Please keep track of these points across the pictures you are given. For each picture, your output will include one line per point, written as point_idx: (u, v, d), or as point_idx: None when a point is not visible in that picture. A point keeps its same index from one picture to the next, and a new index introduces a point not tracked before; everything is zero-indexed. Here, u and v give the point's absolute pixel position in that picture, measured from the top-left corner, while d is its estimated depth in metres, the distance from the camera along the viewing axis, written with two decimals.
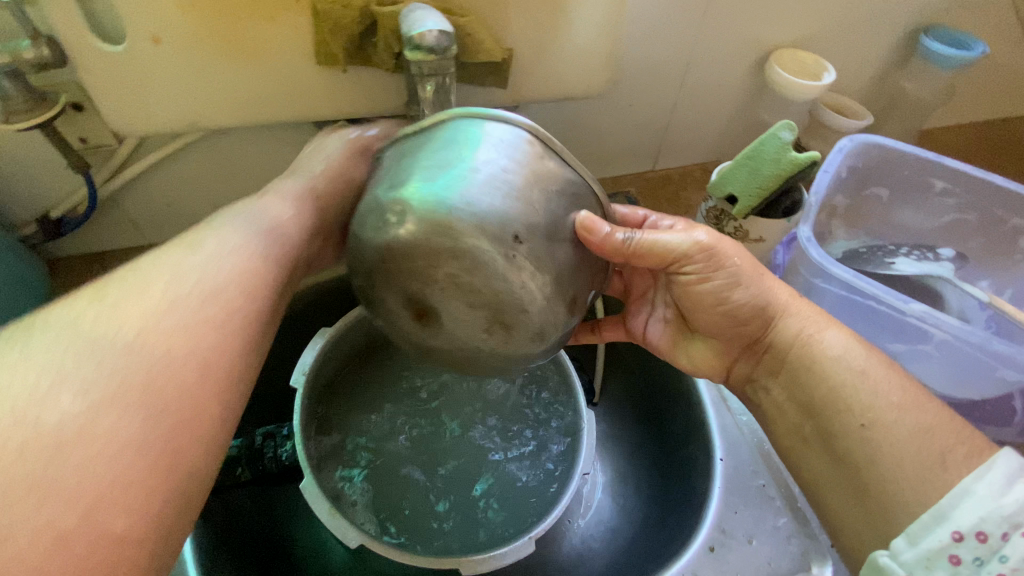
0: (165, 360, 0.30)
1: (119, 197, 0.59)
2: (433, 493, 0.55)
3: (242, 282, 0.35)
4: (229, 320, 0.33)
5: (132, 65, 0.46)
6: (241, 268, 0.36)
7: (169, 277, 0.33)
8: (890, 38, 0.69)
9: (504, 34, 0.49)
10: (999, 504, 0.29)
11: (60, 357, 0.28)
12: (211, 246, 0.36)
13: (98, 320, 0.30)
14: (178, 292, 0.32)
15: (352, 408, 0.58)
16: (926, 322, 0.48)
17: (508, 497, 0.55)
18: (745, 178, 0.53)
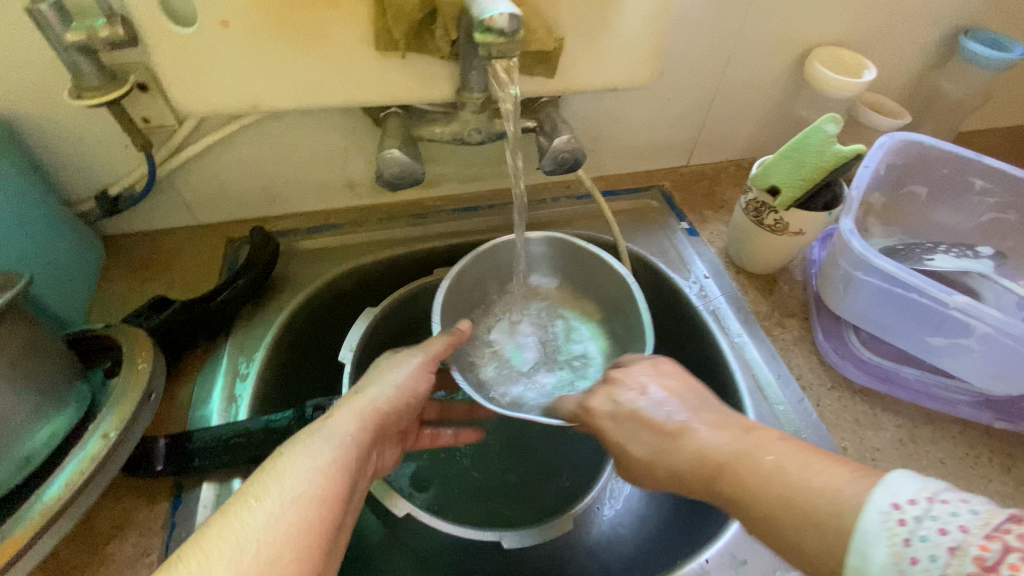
0: (296, 536, 0.32)
1: (174, 177, 0.61)
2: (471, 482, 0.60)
3: (332, 492, 0.35)
4: (321, 516, 0.34)
5: (199, 46, 0.48)
6: (343, 472, 0.37)
7: (271, 491, 0.34)
8: (930, 38, 0.69)
9: (556, 24, 0.50)
10: (871, 570, 0.27)
11: (217, 549, 0.30)
12: (304, 450, 0.37)
13: (247, 522, 0.32)
14: (274, 509, 0.33)
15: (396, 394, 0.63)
16: (968, 314, 0.48)
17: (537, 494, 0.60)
18: (788, 170, 0.53)
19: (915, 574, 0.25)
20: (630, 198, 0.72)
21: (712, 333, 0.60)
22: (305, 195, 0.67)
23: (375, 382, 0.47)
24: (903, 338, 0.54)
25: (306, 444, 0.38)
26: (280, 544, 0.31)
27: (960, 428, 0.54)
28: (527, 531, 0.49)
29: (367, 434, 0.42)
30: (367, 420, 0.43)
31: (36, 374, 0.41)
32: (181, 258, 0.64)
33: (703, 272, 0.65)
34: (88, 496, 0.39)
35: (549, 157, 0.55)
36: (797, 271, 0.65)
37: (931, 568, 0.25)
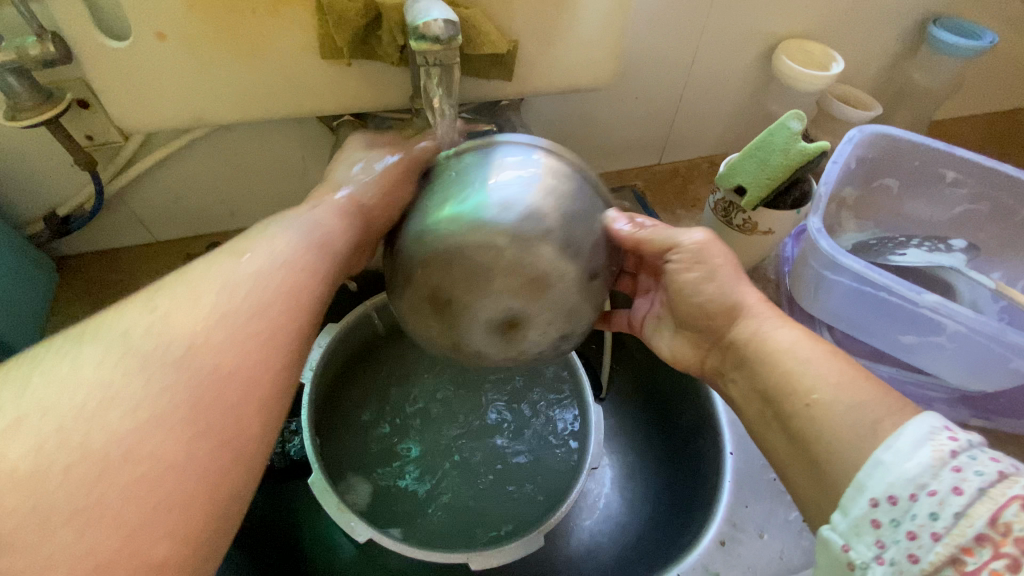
0: (221, 354, 0.30)
1: (126, 195, 0.59)
2: (436, 503, 0.54)
3: (305, 266, 0.36)
4: (290, 281, 0.35)
5: (137, 62, 0.46)
6: (314, 246, 0.38)
7: (224, 269, 0.34)
8: (898, 28, 0.68)
9: (509, 26, 0.49)
10: (904, 469, 0.27)
11: (128, 319, 0.30)
12: (276, 227, 0.38)
13: (157, 306, 0.31)
14: (246, 267, 0.34)
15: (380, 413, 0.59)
16: (939, 313, 0.47)
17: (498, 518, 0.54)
18: (753, 169, 0.52)
19: (952, 479, 0.26)
20: None
21: None
22: (266, 207, 0.65)
23: (348, 181, 0.44)
24: (876, 337, 0.53)
25: (271, 228, 0.38)
26: (195, 340, 0.30)
27: None
28: (498, 550, 0.47)
29: (337, 230, 0.40)
30: (319, 233, 0.39)
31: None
32: (138, 277, 0.62)
33: None
34: None
35: None
36: (770, 270, 0.64)
37: (973, 481, 0.25)
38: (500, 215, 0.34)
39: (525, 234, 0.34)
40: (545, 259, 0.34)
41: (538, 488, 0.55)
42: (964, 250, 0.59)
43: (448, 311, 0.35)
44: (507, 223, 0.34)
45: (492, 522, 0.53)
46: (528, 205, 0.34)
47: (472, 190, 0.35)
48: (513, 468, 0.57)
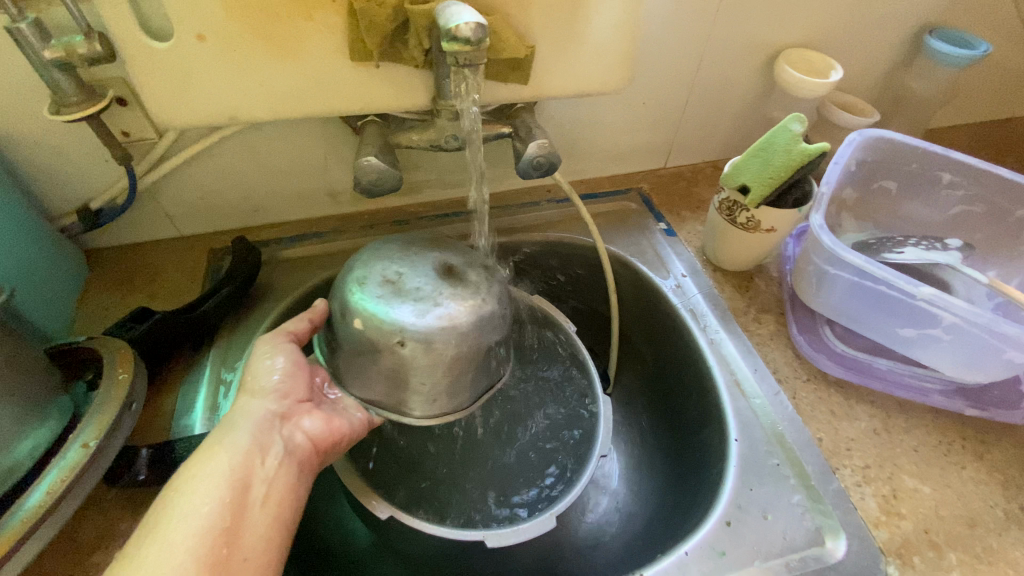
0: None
1: (156, 190, 0.62)
2: (471, 479, 0.59)
3: (232, 502, 0.39)
4: (223, 521, 0.38)
5: (177, 61, 0.49)
6: (241, 478, 0.40)
7: (160, 542, 0.36)
8: (894, 39, 0.71)
9: (527, 32, 0.52)
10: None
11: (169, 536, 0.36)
12: (198, 476, 0.40)
13: None
14: (186, 522, 0.37)
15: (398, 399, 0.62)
16: (936, 306, 0.50)
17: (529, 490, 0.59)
18: (756, 168, 0.54)
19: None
20: (610, 200, 0.73)
21: (689, 331, 0.61)
22: (288, 204, 0.68)
23: (252, 385, 0.47)
24: (876, 331, 0.56)
25: (194, 467, 0.40)
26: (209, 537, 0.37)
27: (933, 417, 0.55)
28: (510, 530, 0.49)
29: (261, 439, 0.43)
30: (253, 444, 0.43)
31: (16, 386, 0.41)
32: (163, 269, 0.65)
33: (681, 271, 0.66)
34: (72, 500, 0.39)
35: (523, 161, 0.55)
36: (773, 268, 0.66)
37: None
38: (390, 308, 0.45)
39: (407, 332, 0.45)
40: (411, 344, 0.45)
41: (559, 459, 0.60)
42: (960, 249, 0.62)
43: (403, 335, 0.45)
44: (402, 314, 0.45)
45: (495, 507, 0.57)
46: (409, 303, 0.45)
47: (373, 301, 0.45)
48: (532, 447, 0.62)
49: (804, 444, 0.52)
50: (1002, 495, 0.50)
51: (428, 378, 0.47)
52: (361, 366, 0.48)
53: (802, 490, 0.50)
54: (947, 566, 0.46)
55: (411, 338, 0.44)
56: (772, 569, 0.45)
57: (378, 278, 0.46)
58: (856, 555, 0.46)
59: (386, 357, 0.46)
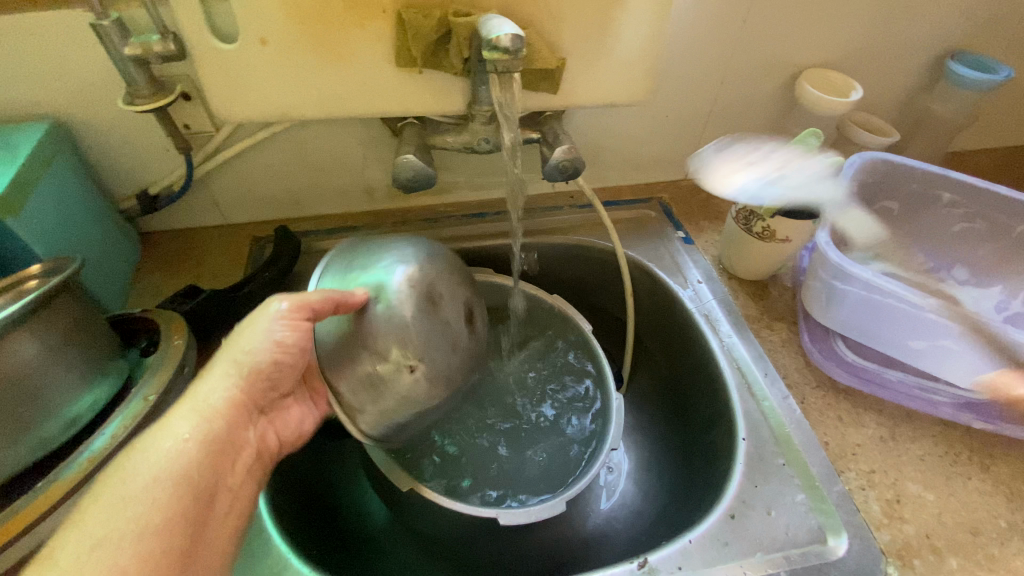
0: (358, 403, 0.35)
1: (208, 180, 0.67)
2: (490, 463, 0.64)
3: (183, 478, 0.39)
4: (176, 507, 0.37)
5: (239, 61, 0.53)
6: (199, 460, 0.40)
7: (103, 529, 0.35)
8: (916, 62, 0.73)
9: (559, 44, 0.55)
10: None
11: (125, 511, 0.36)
12: (155, 443, 0.39)
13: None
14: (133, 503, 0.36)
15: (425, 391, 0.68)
16: (944, 316, 0.51)
17: (542, 476, 0.62)
18: (773, 179, 0.57)
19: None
20: (630, 207, 0.76)
21: (703, 333, 0.63)
22: (326, 198, 0.72)
23: (244, 333, 0.45)
24: (885, 342, 0.57)
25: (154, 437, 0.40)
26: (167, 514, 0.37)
27: (940, 428, 0.56)
28: (525, 510, 0.52)
29: (227, 412, 0.43)
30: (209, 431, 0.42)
31: (83, 344, 0.46)
32: (209, 254, 0.69)
33: (697, 277, 0.68)
34: (131, 448, 0.43)
35: (551, 164, 0.58)
36: (788, 279, 0.68)
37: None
38: (402, 296, 0.47)
39: (395, 353, 0.45)
40: (407, 369, 0.46)
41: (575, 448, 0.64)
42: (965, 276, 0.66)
43: (394, 355, 0.45)
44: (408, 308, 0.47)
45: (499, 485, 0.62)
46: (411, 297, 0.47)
47: (382, 275, 0.48)
48: (551, 437, 0.66)
49: (810, 445, 0.54)
50: (1005, 506, 0.51)
51: (397, 403, 0.46)
52: (342, 356, 0.46)
53: (807, 490, 0.51)
54: (947, 571, 0.47)
55: (414, 358, 0.46)
56: (774, 562, 0.47)
57: (411, 265, 0.49)
58: (856, 553, 0.47)
59: (381, 362, 0.45)
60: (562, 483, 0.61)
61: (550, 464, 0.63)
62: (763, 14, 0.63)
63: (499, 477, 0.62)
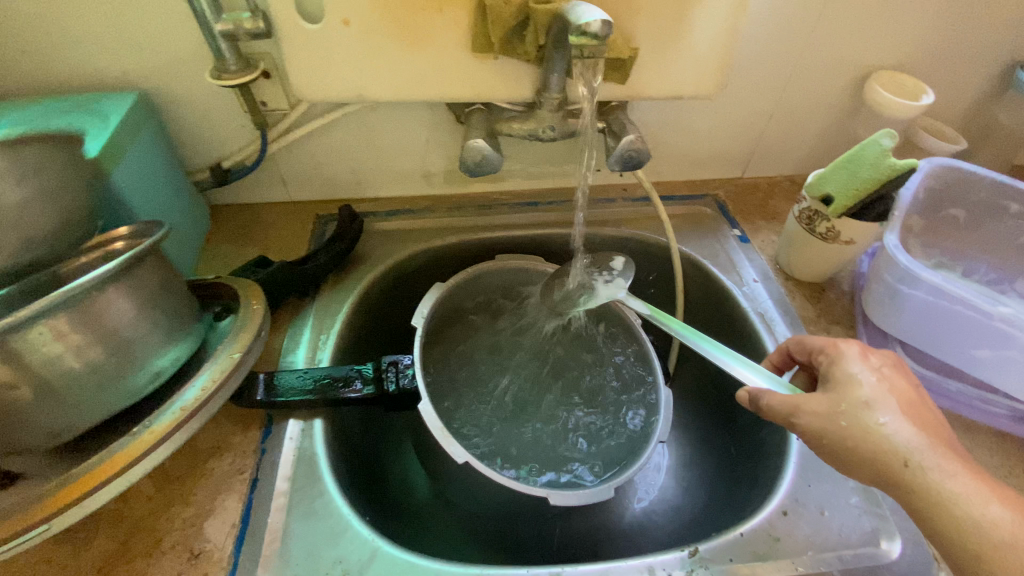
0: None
1: (278, 156, 0.69)
2: (530, 444, 0.63)
3: None
4: None
5: (321, 41, 0.56)
6: None
7: None
8: (993, 68, 0.71)
9: (632, 36, 0.56)
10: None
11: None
12: None
13: None
14: None
15: (466, 371, 0.68)
16: (1015, 327, 0.50)
17: (583, 462, 0.61)
18: (843, 179, 0.56)
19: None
20: (684, 203, 0.76)
21: (757, 333, 0.63)
22: (386, 180, 0.74)
23: None
24: (948, 352, 0.56)
25: None
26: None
27: (1000, 442, 0.55)
28: (573, 493, 0.53)
29: None
30: None
31: (170, 302, 0.46)
32: (274, 228, 0.72)
33: (752, 276, 0.68)
34: (215, 402, 0.46)
35: (617, 155, 0.59)
36: (845, 282, 0.67)
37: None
38: None
39: None
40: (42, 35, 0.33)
41: (618, 435, 0.63)
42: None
43: None
44: None
45: (550, 470, 0.61)
46: None
47: None
48: (594, 424, 0.64)
49: None
50: None
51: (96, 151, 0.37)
52: None
53: (861, 494, 0.51)
54: None
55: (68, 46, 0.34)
56: (826, 561, 0.47)
57: None
58: (910, 558, 0.47)
59: None
60: (604, 469, 0.60)
61: (591, 449, 0.62)
62: (838, 13, 0.63)
63: (540, 460, 0.61)
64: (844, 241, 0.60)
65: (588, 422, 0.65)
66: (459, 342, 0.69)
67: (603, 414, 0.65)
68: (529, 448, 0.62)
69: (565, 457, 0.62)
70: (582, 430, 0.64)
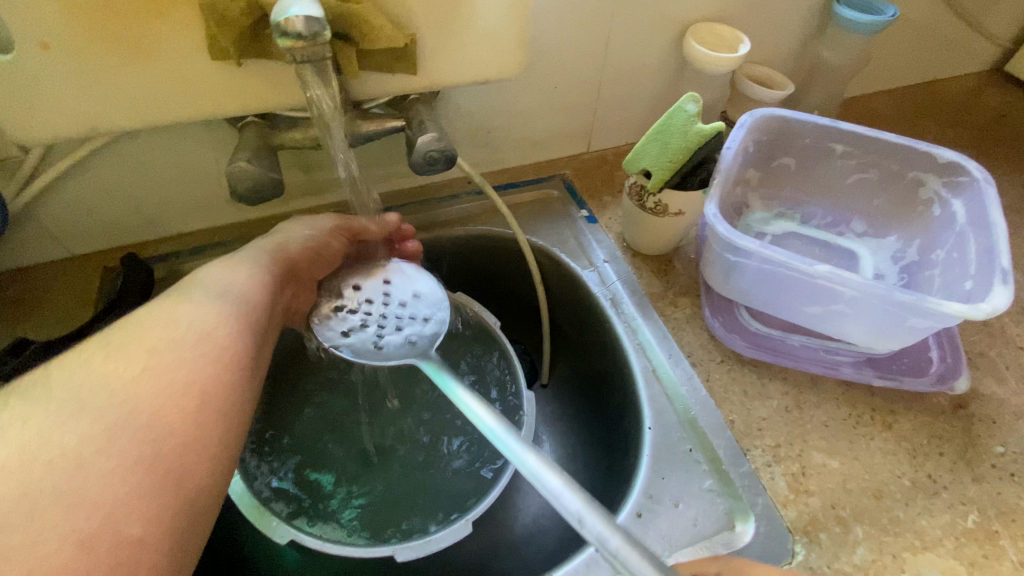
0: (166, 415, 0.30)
1: (35, 210, 0.57)
2: (401, 482, 0.57)
3: None
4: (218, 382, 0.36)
5: (22, 73, 0.45)
6: None
7: None
8: (806, 7, 0.70)
9: (406, 20, 0.49)
10: None
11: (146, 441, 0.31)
12: None
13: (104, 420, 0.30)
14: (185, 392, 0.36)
15: (316, 420, 0.60)
16: (834, 282, 0.49)
17: (456, 490, 0.56)
18: (656, 152, 0.53)
19: None
20: (530, 189, 0.72)
21: (607, 318, 0.60)
22: (188, 214, 0.64)
23: None
24: (786, 312, 0.55)
25: None
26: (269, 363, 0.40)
27: (844, 389, 0.55)
28: (423, 541, 0.48)
29: None
30: None
31: None
32: (52, 296, 0.60)
33: (600, 258, 0.65)
34: None
35: (418, 156, 0.52)
36: (692, 249, 0.65)
37: None
38: None
39: None
40: None
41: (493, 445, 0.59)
42: (861, 231, 0.64)
43: None
44: None
45: (423, 512, 0.55)
46: None
47: None
48: (466, 442, 0.60)
49: (716, 427, 0.51)
50: (908, 464, 0.50)
51: None
52: None
53: (714, 475, 0.49)
54: (854, 541, 0.46)
55: None
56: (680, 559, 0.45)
57: None
58: (764, 536, 0.46)
59: None
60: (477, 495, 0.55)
61: (468, 470, 0.58)
62: None
63: (411, 499, 0.56)
64: (679, 212, 0.57)
65: (459, 441, 0.60)
66: (302, 386, 0.62)
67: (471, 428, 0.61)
68: (400, 489, 0.57)
69: (438, 489, 0.57)
70: (455, 452, 0.59)
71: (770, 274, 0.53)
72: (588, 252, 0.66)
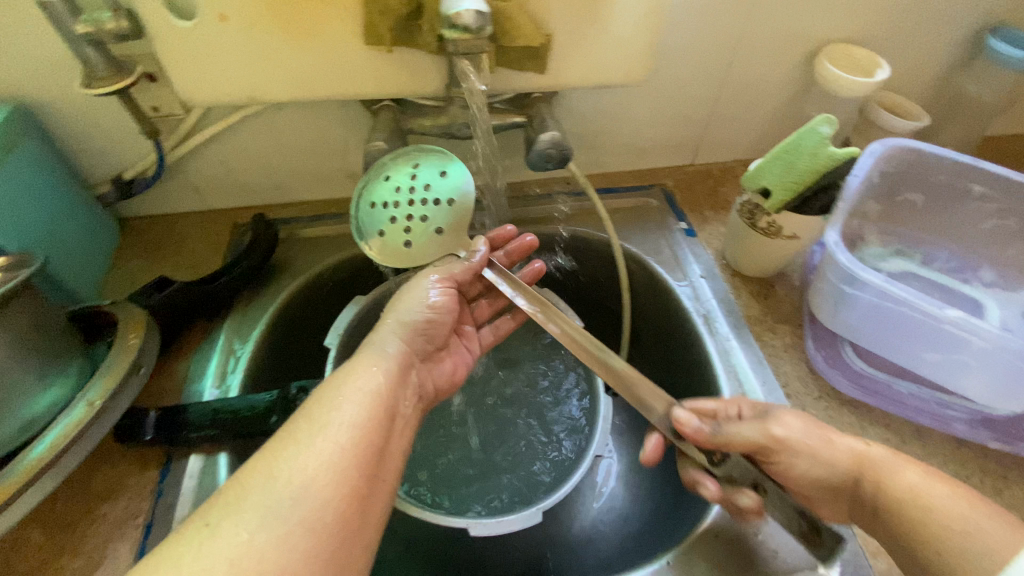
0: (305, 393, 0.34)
1: (184, 164, 0.63)
2: (474, 463, 0.59)
3: None
4: None
5: (200, 40, 0.50)
6: None
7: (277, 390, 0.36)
8: (954, 36, 0.66)
9: (545, 19, 0.50)
10: None
11: None
12: None
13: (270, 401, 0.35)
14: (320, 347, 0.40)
15: None
16: (963, 329, 0.46)
17: (528, 480, 0.58)
18: (779, 172, 0.52)
19: None
20: (630, 196, 0.71)
21: (699, 335, 0.59)
22: (309, 184, 0.69)
23: None
24: (897, 355, 0.52)
25: None
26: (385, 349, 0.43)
27: (952, 447, 0.51)
28: (497, 521, 0.50)
29: None
30: None
31: (53, 347, 0.45)
32: (187, 242, 0.66)
33: (697, 273, 0.63)
34: (75, 457, 0.42)
35: (535, 152, 0.54)
36: (796, 276, 0.63)
37: None
38: None
39: None
40: None
41: (567, 443, 0.60)
42: (989, 281, 0.59)
43: None
44: None
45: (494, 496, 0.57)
46: None
47: None
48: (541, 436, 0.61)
49: None
50: None
51: None
52: None
53: None
54: None
55: None
56: None
57: None
58: None
59: None
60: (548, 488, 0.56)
61: (541, 463, 0.59)
62: None
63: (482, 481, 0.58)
64: (792, 236, 0.55)
65: (534, 434, 0.61)
66: None
67: (548, 423, 0.62)
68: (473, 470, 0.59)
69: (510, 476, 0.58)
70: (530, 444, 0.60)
71: (888, 311, 0.50)
72: (684, 265, 0.64)
